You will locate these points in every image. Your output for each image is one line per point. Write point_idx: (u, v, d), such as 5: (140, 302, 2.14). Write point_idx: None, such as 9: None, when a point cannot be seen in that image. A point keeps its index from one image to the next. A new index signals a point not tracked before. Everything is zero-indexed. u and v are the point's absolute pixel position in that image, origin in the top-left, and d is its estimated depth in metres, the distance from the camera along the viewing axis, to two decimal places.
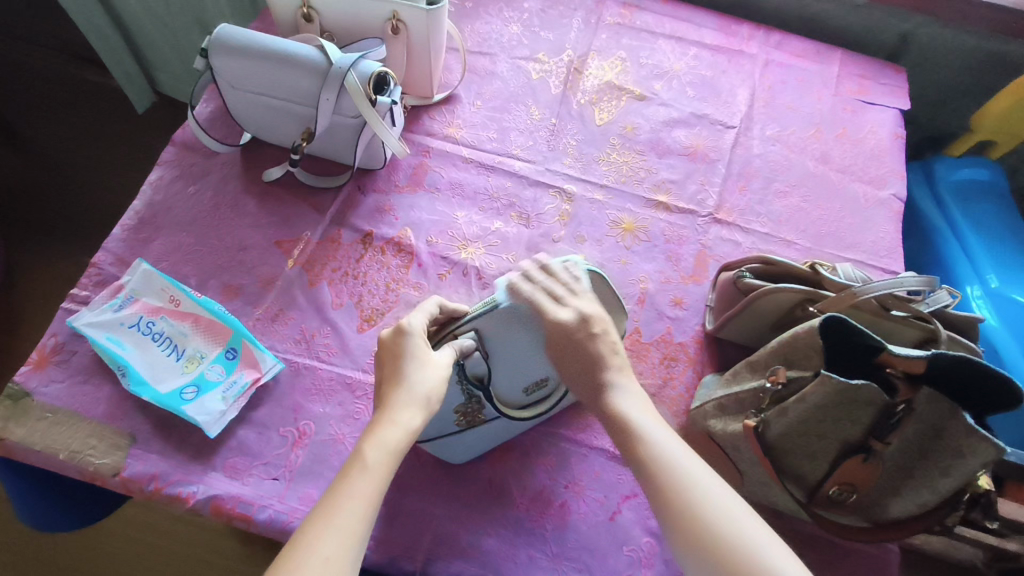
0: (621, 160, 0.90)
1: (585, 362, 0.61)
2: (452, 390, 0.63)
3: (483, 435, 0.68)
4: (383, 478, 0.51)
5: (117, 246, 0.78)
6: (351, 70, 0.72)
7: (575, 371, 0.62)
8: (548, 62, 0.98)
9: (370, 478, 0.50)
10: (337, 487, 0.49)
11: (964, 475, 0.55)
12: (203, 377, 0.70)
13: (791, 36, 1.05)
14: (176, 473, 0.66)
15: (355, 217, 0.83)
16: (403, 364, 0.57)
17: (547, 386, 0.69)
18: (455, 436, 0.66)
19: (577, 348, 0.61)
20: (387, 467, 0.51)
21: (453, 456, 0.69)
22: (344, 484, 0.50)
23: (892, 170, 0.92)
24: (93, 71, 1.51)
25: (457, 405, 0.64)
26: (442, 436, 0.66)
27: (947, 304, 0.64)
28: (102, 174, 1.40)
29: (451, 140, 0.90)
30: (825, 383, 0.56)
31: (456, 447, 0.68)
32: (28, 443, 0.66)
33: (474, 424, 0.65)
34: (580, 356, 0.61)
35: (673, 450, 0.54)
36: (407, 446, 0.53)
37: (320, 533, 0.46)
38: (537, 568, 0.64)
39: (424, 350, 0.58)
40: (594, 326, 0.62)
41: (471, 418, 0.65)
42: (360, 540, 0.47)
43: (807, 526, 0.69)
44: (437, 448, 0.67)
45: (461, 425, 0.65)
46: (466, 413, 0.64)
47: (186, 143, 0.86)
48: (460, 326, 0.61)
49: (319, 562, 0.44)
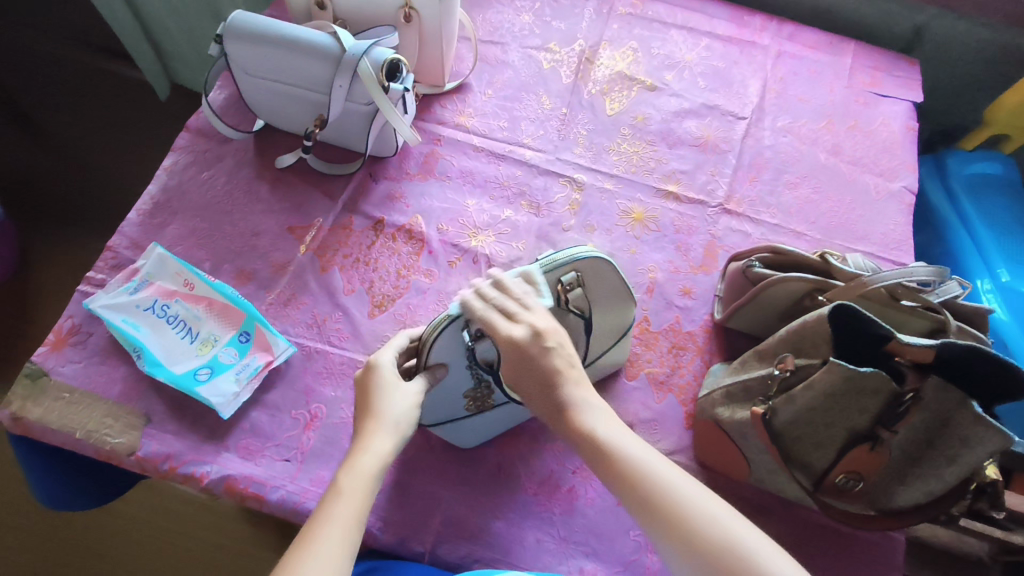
0: (631, 150, 0.90)
1: (542, 379, 0.57)
2: (459, 374, 0.64)
3: (493, 419, 0.69)
4: (361, 500, 0.51)
5: (133, 230, 0.79)
6: (363, 56, 0.72)
7: (536, 390, 0.58)
8: (559, 51, 0.98)
9: (349, 507, 0.50)
10: (317, 519, 0.49)
11: (971, 463, 0.56)
12: (216, 359, 0.71)
13: (804, 28, 1.04)
14: (190, 453, 0.67)
15: (366, 204, 0.84)
16: (378, 396, 0.57)
17: None
18: (463, 420, 0.67)
19: (529, 367, 0.57)
20: (365, 491, 0.52)
21: (462, 440, 0.69)
22: (325, 516, 0.49)
23: (903, 163, 0.92)
24: (116, 62, 1.52)
25: (465, 390, 0.65)
26: (450, 420, 0.67)
27: (958, 295, 0.65)
28: (119, 162, 1.41)
29: (462, 129, 0.90)
30: (832, 370, 0.56)
31: (465, 432, 0.68)
32: (46, 422, 0.67)
33: (483, 408, 0.66)
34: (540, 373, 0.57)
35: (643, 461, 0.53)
36: (383, 471, 0.54)
37: (308, 562, 0.46)
38: (545, 551, 0.65)
39: (392, 382, 0.58)
40: (548, 339, 0.57)
41: (480, 403, 0.66)
42: (345, 568, 0.47)
43: (813, 515, 0.70)
44: (445, 432, 0.68)
45: (470, 409, 0.66)
46: (475, 397, 0.66)
47: (200, 129, 0.87)
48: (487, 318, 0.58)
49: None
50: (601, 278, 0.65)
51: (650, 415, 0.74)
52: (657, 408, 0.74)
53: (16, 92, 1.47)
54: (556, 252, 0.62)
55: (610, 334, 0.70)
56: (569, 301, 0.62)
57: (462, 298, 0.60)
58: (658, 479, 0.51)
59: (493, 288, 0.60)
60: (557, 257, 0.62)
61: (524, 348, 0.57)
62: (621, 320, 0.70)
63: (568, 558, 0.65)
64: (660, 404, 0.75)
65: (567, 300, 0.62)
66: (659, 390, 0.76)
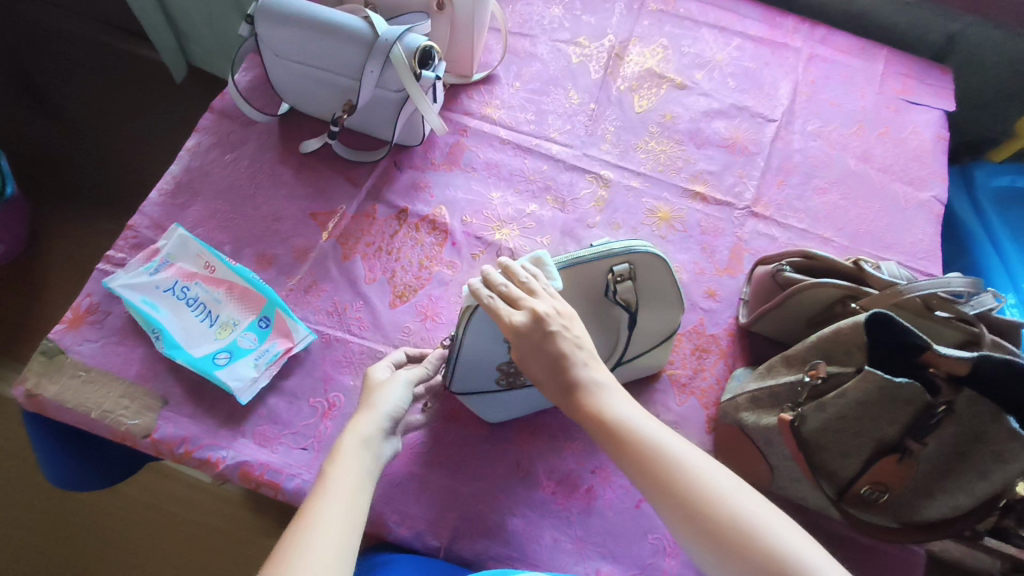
0: (659, 148, 0.89)
1: (550, 362, 0.56)
2: (498, 347, 0.65)
3: (523, 400, 0.69)
4: (354, 476, 0.52)
5: (154, 209, 0.78)
6: (396, 43, 0.71)
7: (543, 373, 0.57)
8: (589, 46, 0.96)
9: (352, 477, 0.52)
10: (320, 489, 0.51)
11: (1003, 480, 0.55)
12: (235, 344, 0.70)
13: (837, 32, 1.03)
14: (206, 437, 0.66)
15: (390, 192, 0.83)
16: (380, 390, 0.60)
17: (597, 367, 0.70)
18: (494, 395, 0.68)
19: (536, 351, 0.56)
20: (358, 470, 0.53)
21: (487, 415, 0.70)
22: (329, 483, 0.51)
23: (933, 172, 0.91)
24: (143, 44, 1.51)
25: (500, 363, 0.66)
26: (481, 391, 0.67)
27: (991, 308, 0.63)
28: (136, 145, 1.40)
29: (488, 120, 0.89)
30: (867, 377, 0.55)
31: (492, 406, 0.69)
32: (62, 400, 0.66)
33: (514, 385, 0.67)
34: (550, 359, 0.56)
35: (658, 434, 0.53)
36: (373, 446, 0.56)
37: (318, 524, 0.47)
38: (562, 551, 0.64)
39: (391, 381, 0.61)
40: (551, 324, 0.56)
41: (512, 379, 0.67)
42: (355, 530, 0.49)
43: (834, 526, 0.69)
44: (474, 403, 0.69)
45: (501, 384, 0.67)
46: (507, 373, 0.66)
47: (225, 111, 0.86)
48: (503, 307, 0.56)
49: (324, 539, 0.46)
50: (654, 274, 0.64)
51: (671, 417, 0.73)
52: (678, 411, 0.74)
53: (35, 69, 1.46)
54: (615, 241, 0.62)
55: (654, 336, 0.69)
56: (618, 291, 0.63)
57: (469, 286, 0.58)
58: (671, 454, 0.51)
59: (501, 274, 0.59)
60: (613, 247, 0.62)
61: (527, 334, 0.55)
62: (667, 324, 0.69)
63: (585, 559, 0.64)
64: (681, 406, 0.74)
65: (616, 290, 0.63)
66: (681, 392, 0.75)
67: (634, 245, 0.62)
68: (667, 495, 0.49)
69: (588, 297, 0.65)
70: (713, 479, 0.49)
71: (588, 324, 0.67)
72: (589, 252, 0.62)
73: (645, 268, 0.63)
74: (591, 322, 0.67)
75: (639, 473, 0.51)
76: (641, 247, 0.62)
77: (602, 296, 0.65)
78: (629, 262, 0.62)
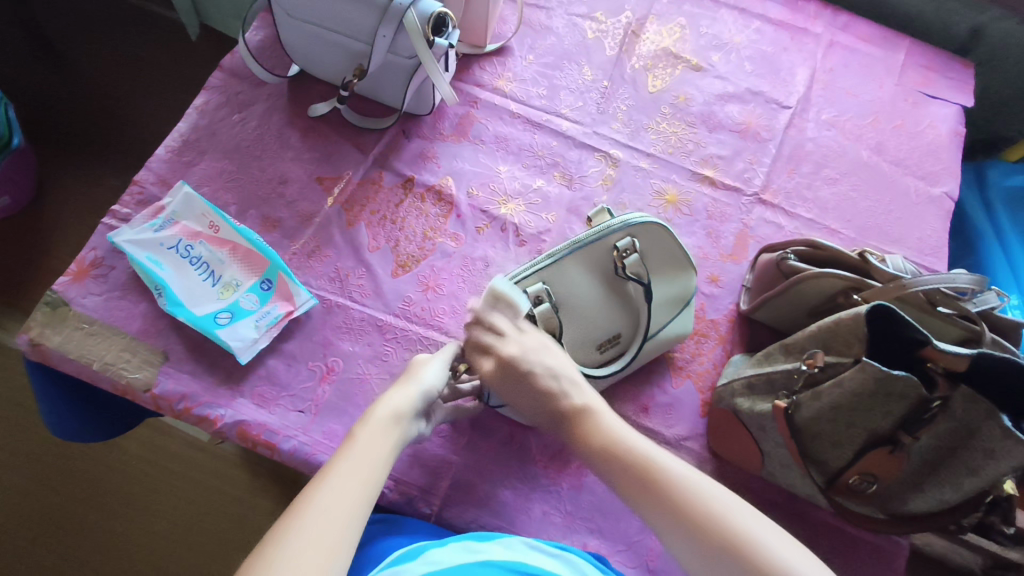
0: (670, 130, 0.88)
1: (525, 399, 0.58)
2: None
3: None
4: (378, 446, 0.53)
5: (160, 166, 0.78)
6: (411, 8, 0.70)
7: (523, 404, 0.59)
8: (605, 22, 0.95)
9: (370, 453, 0.52)
10: (337, 459, 0.51)
11: (991, 477, 0.55)
12: (237, 304, 0.71)
13: (859, 19, 1.01)
14: (205, 395, 0.67)
15: (398, 161, 0.83)
16: (416, 367, 0.60)
17: (619, 342, 0.69)
18: None
19: (510, 394, 0.59)
20: (381, 444, 0.53)
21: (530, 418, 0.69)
22: (348, 455, 0.51)
23: (947, 168, 0.90)
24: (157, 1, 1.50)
25: None
26: None
27: (994, 307, 0.63)
28: (143, 103, 1.39)
29: (500, 93, 0.88)
30: (863, 369, 0.55)
31: None
32: (64, 350, 0.67)
33: None
34: (522, 398, 0.59)
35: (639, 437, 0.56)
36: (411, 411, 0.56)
37: (328, 485, 0.49)
38: (549, 524, 0.65)
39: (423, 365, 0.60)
40: (520, 366, 0.58)
41: None
42: (366, 502, 0.49)
43: (820, 513, 0.70)
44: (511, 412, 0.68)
45: None
46: None
47: (234, 70, 0.85)
48: (479, 359, 0.60)
49: (339, 495, 0.48)
50: (657, 243, 0.67)
51: (665, 400, 0.74)
52: (673, 393, 0.74)
53: (44, 20, 1.44)
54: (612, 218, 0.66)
55: (670, 306, 0.69)
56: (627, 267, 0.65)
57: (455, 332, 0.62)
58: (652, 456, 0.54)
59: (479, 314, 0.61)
60: (612, 224, 0.65)
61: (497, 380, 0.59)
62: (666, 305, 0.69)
63: (573, 532, 0.65)
64: (677, 389, 0.74)
65: (623, 266, 0.65)
66: (678, 375, 0.75)
67: (632, 219, 0.65)
68: (645, 491, 0.52)
69: (599, 279, 0.67)
70: (696, 482, 0.52)
71: (608, 305, 0.67)
72: (589, 234, 0.65)
73: (651, 239, 0.66)
74: (609, 304, 0.67)
75: (619, 472, 0.54)
76: (637, 220, 0.65)
77: (613, 276, 0.67)
78: (628, 237, 0.65)
